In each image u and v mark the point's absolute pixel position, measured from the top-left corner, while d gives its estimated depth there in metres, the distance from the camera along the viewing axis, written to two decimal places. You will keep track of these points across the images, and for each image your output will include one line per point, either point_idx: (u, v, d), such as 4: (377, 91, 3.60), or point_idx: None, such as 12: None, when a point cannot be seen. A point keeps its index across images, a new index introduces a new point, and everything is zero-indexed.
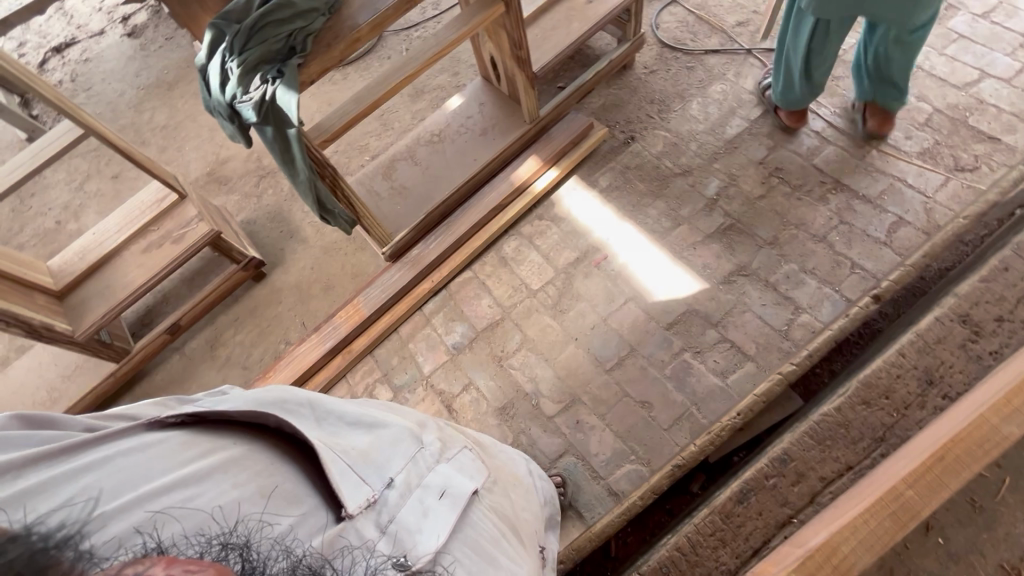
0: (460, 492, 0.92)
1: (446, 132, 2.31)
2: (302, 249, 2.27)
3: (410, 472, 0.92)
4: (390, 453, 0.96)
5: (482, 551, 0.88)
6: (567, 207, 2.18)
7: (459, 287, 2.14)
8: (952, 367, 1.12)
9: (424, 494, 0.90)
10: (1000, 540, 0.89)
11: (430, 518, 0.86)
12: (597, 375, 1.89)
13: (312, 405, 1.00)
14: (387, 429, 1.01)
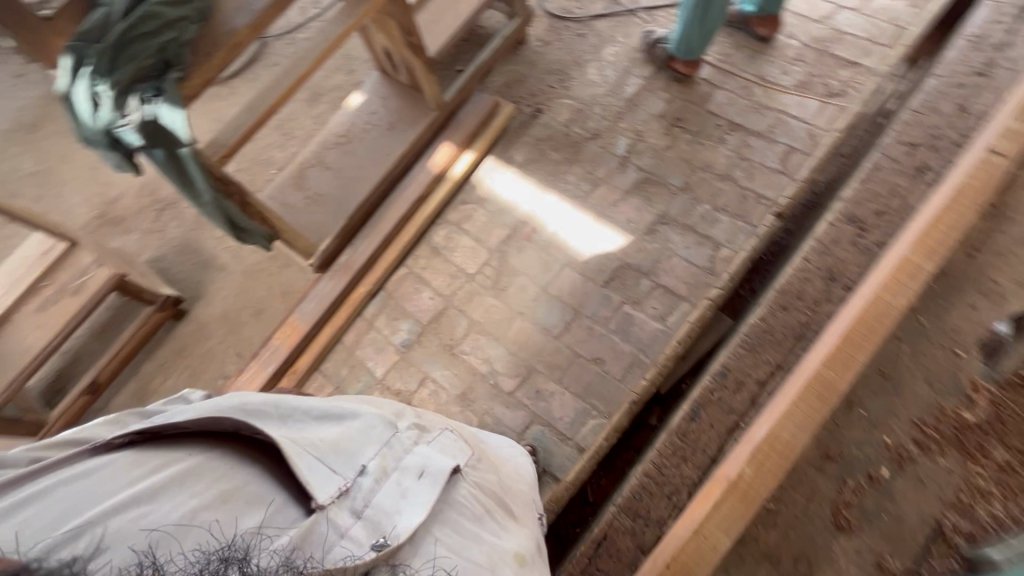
0: (441, 468, 0.83)
1: (352, 132, 2.15)
2: (222, 278, 2.15)
3: (385, 456, 0.84)
4: (365, 440, 0.86)
5: (468, 530, 0.82)
6: (490, 187, 2.09)
7: (397, 284, 1.99)
8: (848, 262, 1.24)
9: (403, 476, 0.82)
10: (907, 402, 1.23)
11: (409, 502, 0.78)
12: (547, 344, 1.83)
13: (267, 406, 0.88)
14: (358, 418, 0.91)
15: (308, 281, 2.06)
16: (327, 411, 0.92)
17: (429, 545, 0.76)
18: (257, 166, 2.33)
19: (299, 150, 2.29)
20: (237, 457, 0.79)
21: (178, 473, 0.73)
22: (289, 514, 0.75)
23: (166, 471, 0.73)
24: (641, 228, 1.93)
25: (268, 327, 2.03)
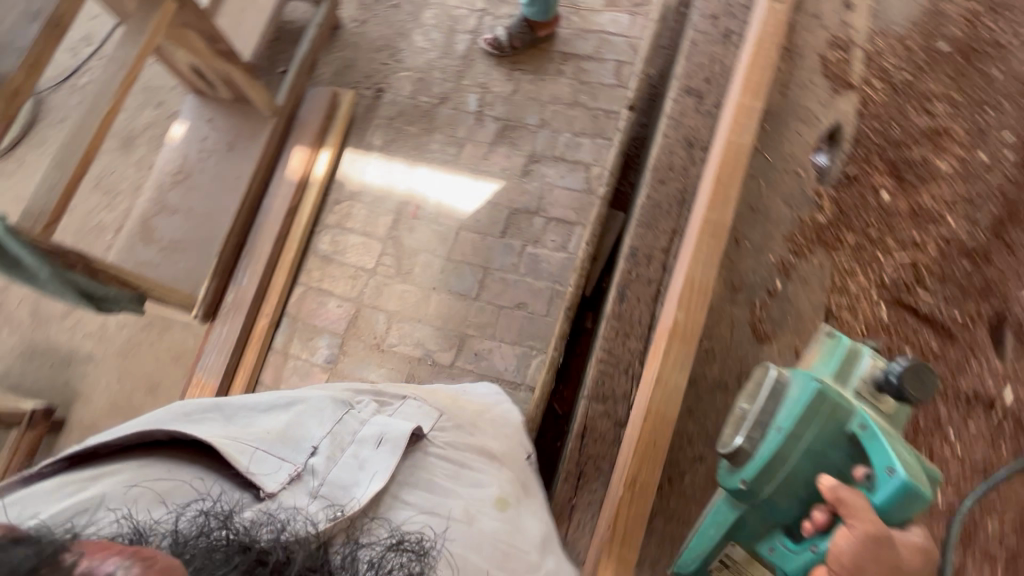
0: (398, 435, 0.93)
1: (189, 165, 1.95)
2: (93, 367, 1.89)
3: (337, 435, 0.93)
4: (317, 420, 0.96)
5: (436, 486, 0.94)
6: (359, 178, 2.02)
7: (298, 304, 1.88)
8: (700, 128, 1.40)
9: (360, 448, 0.92)
10: (777, 222, 1.45)
11: (364, 473, 0.89)
12: (469, 308, 1.86)
13: (212, 407, 0.96)
14: (308, 402, 0.98)
15: (199, 336, 1.88)
16: (274, 401, 0.99)
17: (398, 513, 0.88)
18: (89, 237, 2.04)
19: (133, 204, 2.03)
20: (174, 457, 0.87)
21: (114, 485, 0.81)
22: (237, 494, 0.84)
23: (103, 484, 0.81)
24: (516, 173, 2.01)
25: (172, 399, 1.83)
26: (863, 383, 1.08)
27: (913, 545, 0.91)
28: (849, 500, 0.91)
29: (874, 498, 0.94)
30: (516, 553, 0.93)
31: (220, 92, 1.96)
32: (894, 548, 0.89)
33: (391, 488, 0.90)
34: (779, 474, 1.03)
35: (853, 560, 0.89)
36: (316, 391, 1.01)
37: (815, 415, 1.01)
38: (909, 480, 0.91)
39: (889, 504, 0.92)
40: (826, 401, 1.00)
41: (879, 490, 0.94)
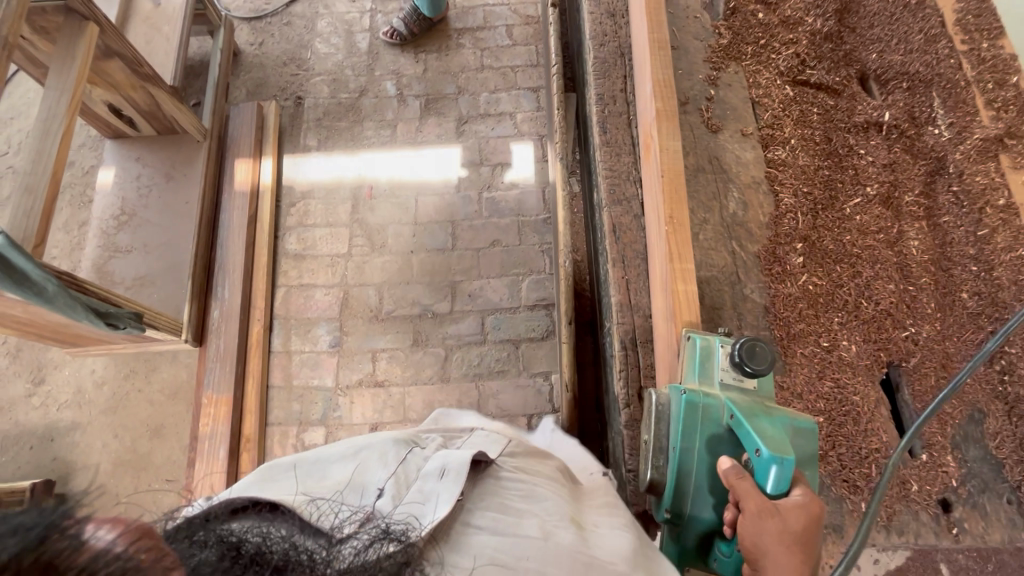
0: (464, 460, 0.69)
1: (130, 206, 1.90)
2: (82, 432, 1.77)
3: (401, 475, 0.70)
4: (380, 463, 0.72)
5: (514, 507, 0.68)
6: (306, 179, 2.11)
7: (285, 304, 1.91)
8: None
9: (425, 483, 0.68)
10: None
11: (432, 507, 0.64)
12: (450, 258, 2.00)
13: (282, 465, 0.74)
14: (371, 447, 0.75)
15: (192, 366, 1.83)
16: (345, 449, 0.75)
17: (470, 540, 0.62)
18: None
19: (76, 263, 1.95)
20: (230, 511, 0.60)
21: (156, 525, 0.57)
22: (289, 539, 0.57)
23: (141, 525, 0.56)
24: (451, 136, 2.20)
25: (183, 434, 1.76)
26: (724, 373, 0.75)
27: (808, 511, 0.59)
28: (741, 491, 0.61)
29: (756, 483, 0.63)
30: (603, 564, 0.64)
31: (145, 128, 1.96)
32: (782, 519, 0.58)
33: (459, 513, 0.65)
34: (685, 495, 0.69)
35: (752, 545, 0.58)
36: (381, 437, 0.78)
37: (694, 419, 0.71)
38: (780, 455, 0.61)
39: (770, 484, 0.62)
40: (696, 406, 0.71)
41: (757, 468, 0.64)
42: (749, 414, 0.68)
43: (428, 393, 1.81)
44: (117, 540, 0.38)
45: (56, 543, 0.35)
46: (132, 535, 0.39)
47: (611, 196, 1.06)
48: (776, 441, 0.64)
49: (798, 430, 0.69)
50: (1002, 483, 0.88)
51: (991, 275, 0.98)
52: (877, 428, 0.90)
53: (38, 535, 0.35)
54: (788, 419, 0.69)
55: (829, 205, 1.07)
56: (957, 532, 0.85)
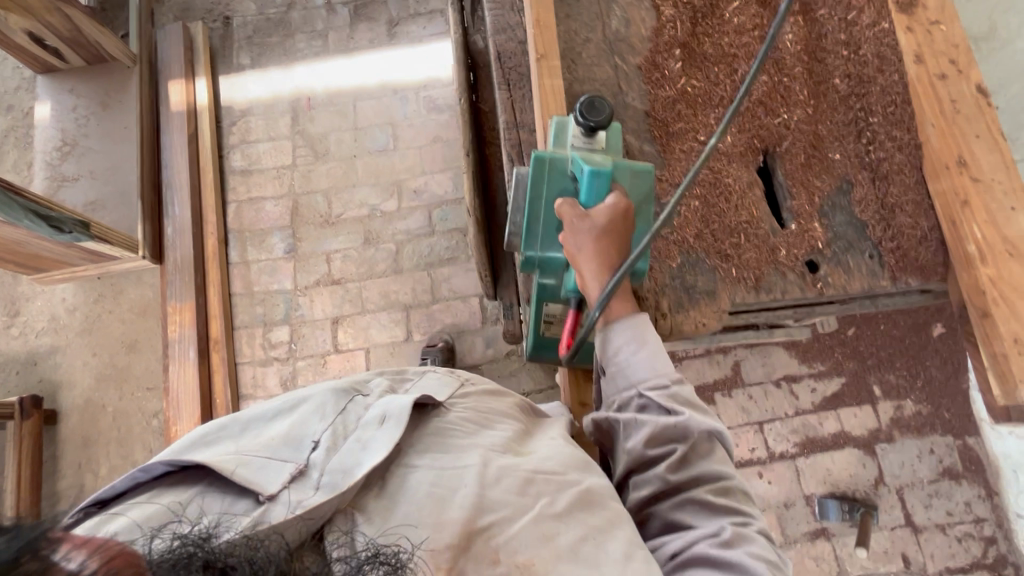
0: (404, 406, 0.66)
1: (71, 136, 1.93)
2: (62, 354, 1.87)
3: (339, 423, 0.65)
4: (320, 415, 0.66)
5: (453, 445, 0.67)
6: (243, 98, 2.11)
7: (238, 219, 1.97)
8: None
9: (364, 431, 0.64)
10: None
11: (371, 454, 0.61)
12: (394, 159, 2.03)
13: (220, 424, 0.66)
14: (310, 400, 0.67)
15: (156, 285, 1.91)
16: (280, 401, 0.69)
17: (406, 480, 0.61)
18: None
19: None
20: (184, 482, 0.57)
21: (128, 511, 0.54)
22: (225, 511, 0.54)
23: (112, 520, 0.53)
24: (384, 40, 2.17)
25: (156, 346, 1.86)
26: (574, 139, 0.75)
27: (619, 209, 0.69)
28: (564, 212, 0.70)
29: (580, 202, 0.71)
30: (538, 473, 0.65)
31: (73, 58, 1.95)
32: (591, 219, 0.68)
33: (395, 457, 0.63)
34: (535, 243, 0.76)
35: (571, 249, 0.69)
36: (320, 387, 0.71)
37: (542, 175, 0.73)
38: (598, 168, 0.69)
39: (592, 195, 0.70)
40: (542, 162, 0.73)
41: (583, 190, 0.71)
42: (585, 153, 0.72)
43: (383, 285, 1.89)
44: (86, 560, 0.41)
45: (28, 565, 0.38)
46: (104, 554, 0.41)
47: (495, 26, 1.08)
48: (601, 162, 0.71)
49: (637, 172, 0.74)
50: (866, 242, 0.94)
51: (859, 55, 1.00)
52: (748, 204, 0.96)
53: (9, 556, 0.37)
54: (626, 162, 0.73)
55: (710, 13, 1.08)
56: (821, 286, 0.93)
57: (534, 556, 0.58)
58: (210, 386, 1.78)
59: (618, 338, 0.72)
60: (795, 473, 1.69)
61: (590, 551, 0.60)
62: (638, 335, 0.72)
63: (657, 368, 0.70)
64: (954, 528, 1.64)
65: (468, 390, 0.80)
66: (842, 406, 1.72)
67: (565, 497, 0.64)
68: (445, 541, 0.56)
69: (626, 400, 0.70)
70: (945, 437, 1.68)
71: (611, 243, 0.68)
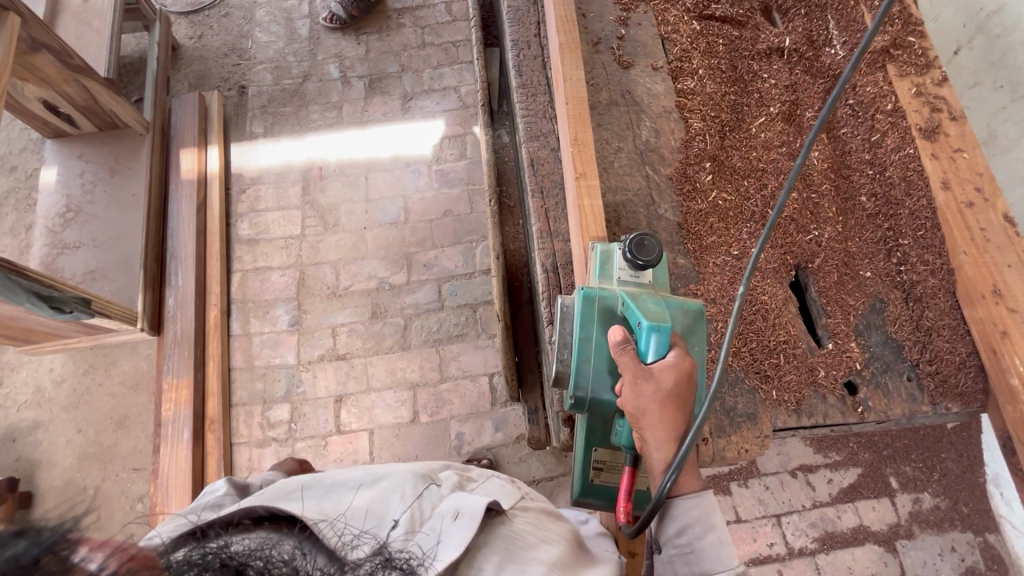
0: (477, 507, 0.73)
1: (75, 203, 1.89)
2: (44, 431, 1.76)
3: (416, 509, 0.75)
4: (399, 494, 0.76)
5: (517, 553, 0.72)
6: (254, 165, 2.11)
7: (242, 289, 1.93)
8: None
9: (438, 523, 0.72)
10: None
11: (443, 545, 0.69)
12: (404, 232, 2.02)
13: (308, 482, 0.79)
14: (391, 477, 0.79)
15: (152, 356, 1.84)
16: (363, 475, 0.80)
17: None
18: None
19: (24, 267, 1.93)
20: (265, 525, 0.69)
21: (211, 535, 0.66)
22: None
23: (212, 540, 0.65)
24: (398, 114, 2.20)
25: (147, 423, 1.77)
26: (621, 272, 0.86)
27: (682, 370, 0.75)
28: (626, 364, 0.76)
29: (639, 354, 0.77)
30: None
31: (85, 124, 1.94)
32: (655, 380, 0.74)
33: (465, 557, 0.69)
34: (586, 381, 0.81)
35: (635, 409, 0.74)
36: (400, 467, 0.82)
37: (591, 310, 0.83)
38: (656, 324, 0.76)
39: (650, 349, 0.76)
40: (591, 300, 0.83)
41: (641, 341, 0.78)
42: (633, 296, 0.82)
43: (390, 362, 1.84)
44: (104, 562, 0.48)
45: (48, 564, 0.45)
46: (120, 556, 0.49)
47: (528, 133, 1.10)
48: (656, 315, 0.78)
49: (689, 311, 0.83)
50: (903, 364, 0.94)
51: (885, 176, 1.03)
52: (785, 322, 0.95)
53: (33, 557, 0.45)
54: (678, 301, 0.83)
55: (736, 126, 1.12)
56: (862, 411, 0.92)
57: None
58: (202, 469, 1.68)
59: (685, 515, 0.77)
60: (817, 570, 1.62)
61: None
62: (704, 516, 0.77)
63: (723, 558, 0.74)
64: None
65: (528, 502, 0.85)
66: (859, 498, 1.69)
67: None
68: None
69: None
70: (966, 534, 1.64)
71: (673, 408, 0.74)
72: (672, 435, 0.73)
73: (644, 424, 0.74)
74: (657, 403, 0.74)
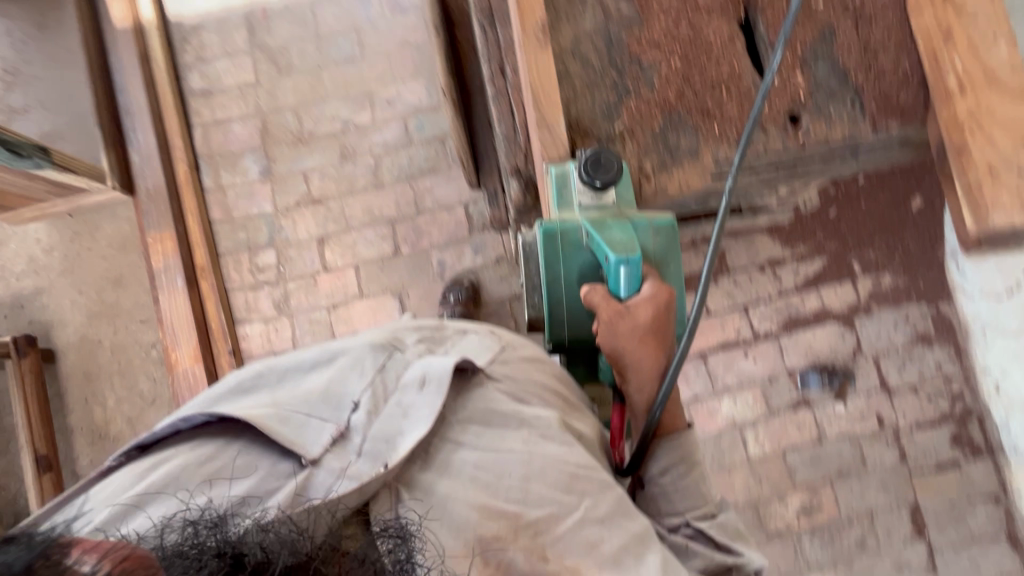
0: (444, 369, 0.76)
1: (10, 64, 1.81)
2: (47, 293, 1.85)
3: (376, 385, 0.76)
4: (359, 371, 0.77)
5: (489, 419, 0.79)
6: (191, 15, 1.94)
7: (206, 142, 1.90)
8: None
9: (404, 394, 0.76)
10: None
11: (409, 420, 0.73)
12: (361, 68, 1.91)
13: (260, 372, 0.80)
14: (348, 354, 0.79)
15: (132, 218, 1.86)
16: (317, 354, 0.81)
17: (453, 458, 0.74)
18: None
19: None
20: (231, 436, 0.71)
21: (179, 460, 0.68)
22: (271, 484, 0.67)
23: (176, 465, 0.67)
24: None
25: (143, 278, 1.85)
26: (581, 196, 0.89)
27: (652, 304, 0.85)
28: (599, 303, 0.86)
29: (614, 288, 0.86)
30: (580, 474, 0.77)
31: None
32: (631, 319, 0.84)
33: (441, 433, 0.76)
34: (560, 318, 0.92)
35: (613, 348, 0.86)
36: (357, 340, 0.82)
37: (557, 244, 0.89)
38: (624, 257, 0.83)
39: (621, 284, 0.85)
40: (556, 235, 0.88)
41: (612, 277, 0.86)
42: (599, 227, 0.87)
43: (367, 201, 1.85)
44: (98, 564, 0.47)
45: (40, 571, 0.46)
46: (113, 558, 0.47)
47: None
48: (623, 246, 0.84)
49: (661, 227, 0.90)
50: (847, 89, 0.93)
51: None
52: (729, 57, 0.94)
53: (28, 562, 0.46)
54: (647, 222, 0.89)
55: None
56: (803, 140, 0.93)
57: (579, 562, 0.73)
58: (203, 312, 1.80)
59: (666, 458, 0.90)
60: (778, 350, 1.76)
61: (629, 564, 0.75)
62: (684, 457, 0.90)
63: (701, 493, 0.89)
64: (924, 388, 1.71)
65: (508, 355, 0.87)
66: (823, 283, 1.76)
67: (607, 502, 0.77)
68: (491, 532, 0.70)
69: (677, 526, 0.88)
70: (920, 305, 1.72)
71: (648, 337, 0.86)
72: (649, 368, 0.87)
73: (626, 361, 0.87)
74: (632, 340, 0.86)
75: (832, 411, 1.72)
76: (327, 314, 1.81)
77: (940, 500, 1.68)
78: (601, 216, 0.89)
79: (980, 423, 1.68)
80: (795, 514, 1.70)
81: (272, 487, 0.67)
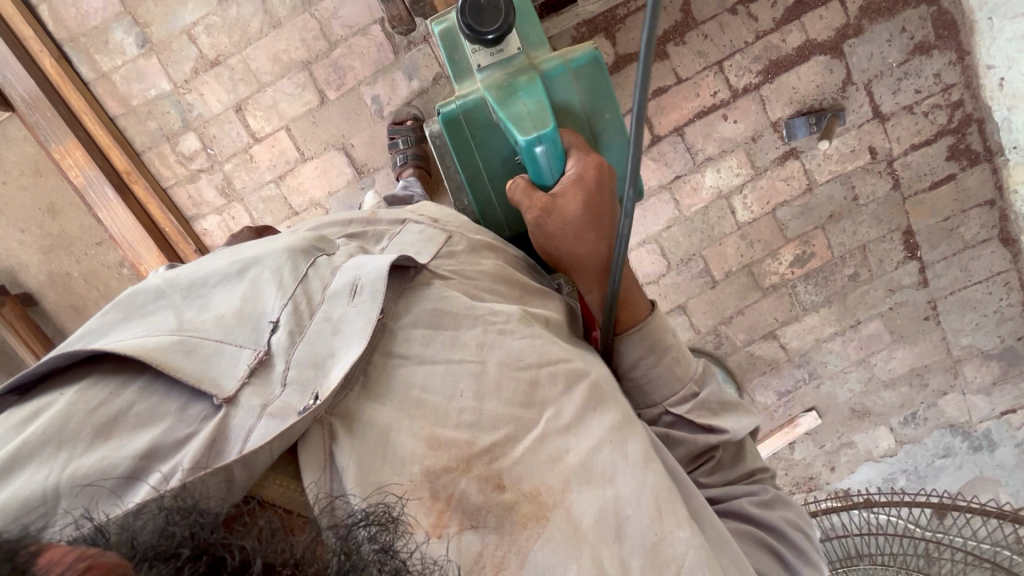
0: (378, 274, 0.66)
1: None
2: None
3: (301, 296, 0.66)
4: (277, 285, 0.67)
5: (440, 318, 0.68)
6: None
7: (60, 24, 1.58)
8: None
9: (334, 306, 0.65)
10: None
11: (342, 338, 0.62)
12: None
13: (159, 289, 0.68)
14: (262, 263, 0.70)
15: (29, 136, 1.68)
16: (228, 267, 0.71)
17: (399, 377, 0.63)
18: None
19: None
20: (123, 372, 0.57)
21: (56, 406, 0.54)
22: (184, 432, 0.54)
23: (53, 413, 0.53)
24: None
25: (76, 201, 1.72)
26: (478, 56, 0.87)
27: (576, 185, 0.81)
28: (521, 194, 0.83)
29: (536, 169, 0.84)
30: (544, 372, 0.66)
31: None
32: (561, 211, 0.80)
33: (381, 344, 0.65)
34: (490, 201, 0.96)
35: (543, 239, 0.83)
36: (275, 247, 0.72)
37: (464, 123, 0.90)
38: (536, 136, 0.81)
39: (544, 166, 0.83)
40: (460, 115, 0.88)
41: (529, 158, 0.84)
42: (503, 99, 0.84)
43: (269, 47, 1.58)
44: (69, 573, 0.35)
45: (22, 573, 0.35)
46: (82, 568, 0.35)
47: None
48: (534, 124, 0.82)
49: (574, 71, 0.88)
50: None
51: None
52: None
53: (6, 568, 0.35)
54: (558, 72, 0.87)
55: None
56: None
57: (541, 483, 0.58)
58: (151, 219, 1.70)
59: (633, 351, 0.82)
60: (760, 103, 1.58)
61: (596, 471, 0.60)
62: (653, 347, 0.82)
63: (679, 374, 0.82)
64: (922, 105, 1.56)
65: (455, 248, 0.83)
66: (805, 12, 1.51)
67: (574, 400, 0.64)
68: (439, 463, 0.57)
69: (657, 415, 0.83)
70: (919, 10, 1.49)
71: (585, 227, 0.81)
72: (595, 261, 0.82)
73: (566, 258, 0.83)
74: (566, 234, 0.81)
75: (818, 154, 1.61)
76: (278, 188, 1.69)
77: (933, 218, 1.66)
78: (505, 75, 0.87)
79: (979, 128, 1.57)
80: (788, 267, 1.72)
81: (184, 435, 0.53)
